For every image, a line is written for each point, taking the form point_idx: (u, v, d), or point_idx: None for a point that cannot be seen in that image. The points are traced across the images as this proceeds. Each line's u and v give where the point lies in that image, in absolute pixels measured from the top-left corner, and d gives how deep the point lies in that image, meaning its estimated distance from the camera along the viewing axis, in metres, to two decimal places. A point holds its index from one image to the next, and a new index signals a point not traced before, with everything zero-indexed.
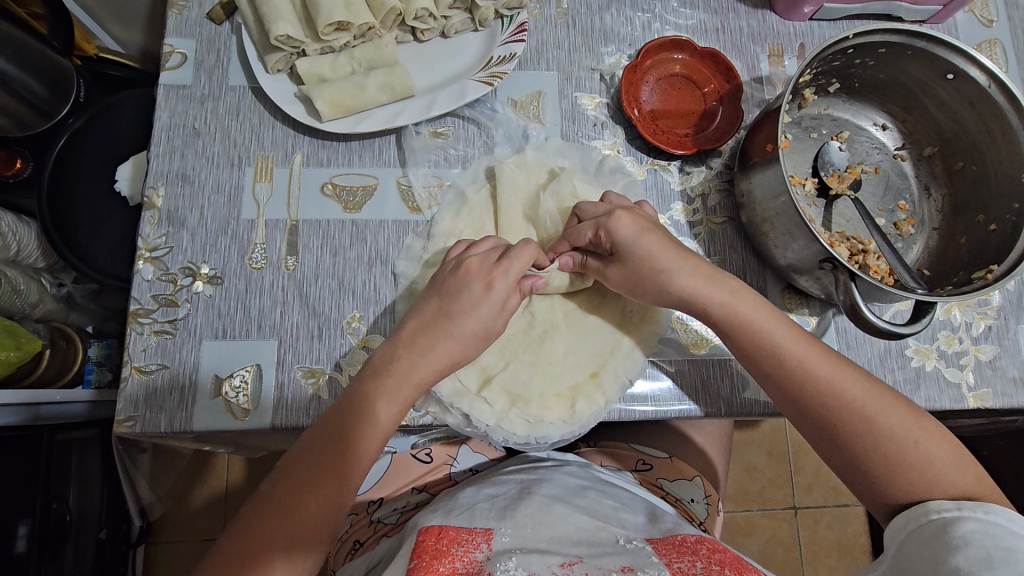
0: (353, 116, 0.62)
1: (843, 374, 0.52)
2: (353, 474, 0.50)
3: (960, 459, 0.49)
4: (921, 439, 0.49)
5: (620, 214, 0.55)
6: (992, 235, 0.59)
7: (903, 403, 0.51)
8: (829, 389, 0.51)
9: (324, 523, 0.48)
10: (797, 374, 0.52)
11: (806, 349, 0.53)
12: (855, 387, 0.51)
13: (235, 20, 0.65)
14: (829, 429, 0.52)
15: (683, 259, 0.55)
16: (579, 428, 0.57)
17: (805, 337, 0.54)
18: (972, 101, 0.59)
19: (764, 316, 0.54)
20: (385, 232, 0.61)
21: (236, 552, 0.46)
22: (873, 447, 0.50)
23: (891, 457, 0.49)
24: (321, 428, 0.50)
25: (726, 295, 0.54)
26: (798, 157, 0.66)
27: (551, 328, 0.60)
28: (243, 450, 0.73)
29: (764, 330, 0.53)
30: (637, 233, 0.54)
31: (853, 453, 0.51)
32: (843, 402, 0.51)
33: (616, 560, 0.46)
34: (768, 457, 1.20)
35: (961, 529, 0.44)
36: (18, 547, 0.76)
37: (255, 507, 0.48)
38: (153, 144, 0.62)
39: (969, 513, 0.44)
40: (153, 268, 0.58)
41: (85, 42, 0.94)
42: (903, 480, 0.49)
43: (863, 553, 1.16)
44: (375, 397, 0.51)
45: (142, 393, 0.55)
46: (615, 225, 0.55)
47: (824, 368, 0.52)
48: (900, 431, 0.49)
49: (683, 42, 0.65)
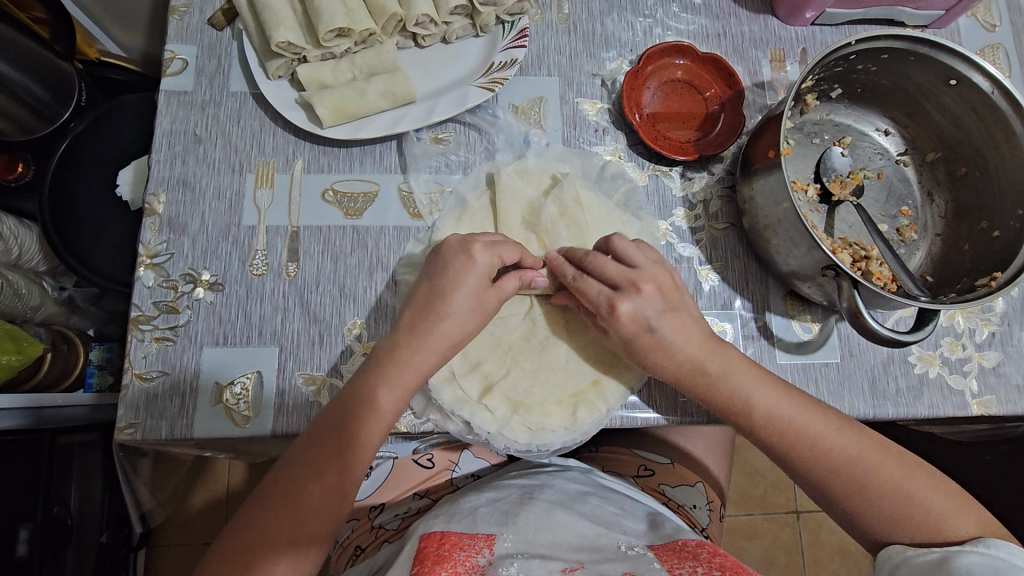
0: (354, 122, 0.62)
1: (837, 438, 0.52)
2: (358, 457, 0.50)
3: (955, 497, 0.50)
4: (912, 488, 0.50)
5: (623, 306, 0.53)
6: (996, 241, 0.59)
7: (893, 455, 0.52)
8: (812, 444, 0.52)
9: (329, 509, 0.49)
10: (786, 437, 0.53)
11: (795, 409, 0.53)
12: (844, 443, 0.52)
13: (236, 25, 0.65)
14: (826, 488, 0.52)
15: (684, 340, 0.54)
16: (581, 435, 0.57)
17: (792, 393, 0.54)
18: (974, 107, 0.59)
19: (753, 376, 0.54)
20: (385, 239, 0.61)
21: (244, 542, 0.47)
22: (867, 499, 0.51)
23: (884, 506, 0.50)
24: (326, 418, 0.51)
25: (716, 368, 0.54)
26: (800, 163, 0.66)
27: (552, 335, 0.60)
28: (244, 454, 0.69)
29: (754, 400, 0.53)
30: (638, 329, 0.54)
31: (847, 506, 0.52)
32: (835, 464, 0.52)
33: (617, 566, 0.45)
34: (771, 461, 1.20)
35: (962, 559, 0.46)
36: (19, 550, 0.76)
37: (261, 498, 0.49)
38: (155, 150, 0.62)
39: (971, 546, 0.46)
40: (154, 274, 0.58)
41: (88, 48, 0.95)
42: (903, 532, 0.50)
43: (866, 558, 1.16)
44: (378, 383, 0.51)
45: (143, 400, 0.55)
46: (615, 323, 0.54)
47: (817, 434, 0.52)
48: (892, 483, 0.51)
49: (685, 48, 0.65)
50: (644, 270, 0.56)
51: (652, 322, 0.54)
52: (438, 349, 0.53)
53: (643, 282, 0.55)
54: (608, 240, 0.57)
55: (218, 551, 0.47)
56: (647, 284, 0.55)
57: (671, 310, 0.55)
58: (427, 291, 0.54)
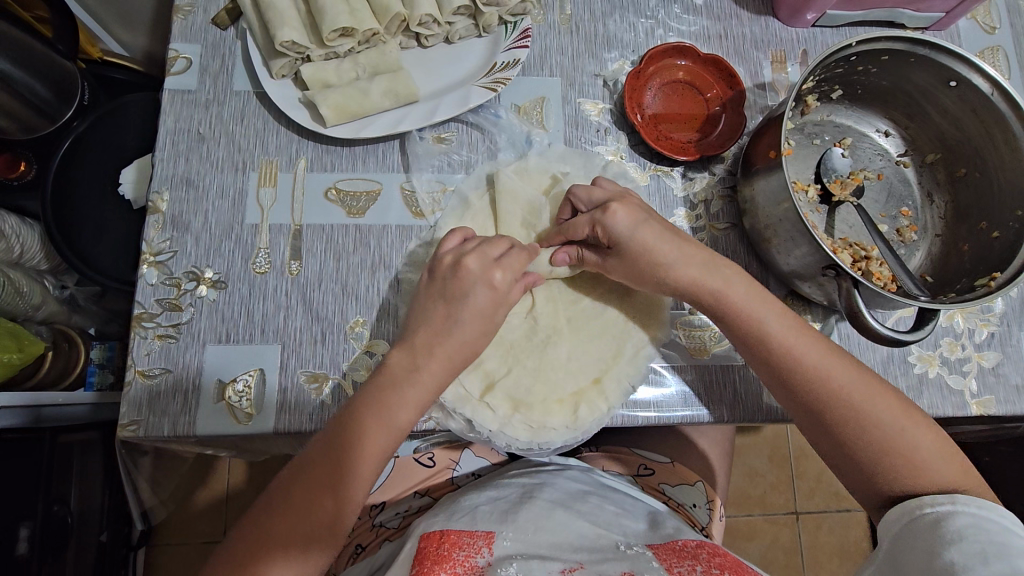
0: (357, 122, 0.62)
1: (840, 363, 0.52)
2: (367, 470, 0.50)
3: (945, 449, 0.50)
4: (905, 426, 0.50)
5: (616, 206, 0.55)
6: (995, 242, 0.59)
7: (892, 391, 0.52)
8: (815, 371, 0.52)
9: (338, 521, 0.49)
10: (790, 360, 0.52)
11: (801, 336, 0.53)
12: (846, 373, 0.52)
13: (240, 25, 0.65)
14: (823, 419, 0.52)
15: (691, 255, 0.55)
16: (582, 434, 0.57)
17: (798, 322, 0.54)
18: (974, 108, 0.59)
19: (759, 299, 0.54)
20: (388, 237, 0.62)
21: (253, 545, 0.48)
22: (861, 433, 0.51)
23: (876, 440, 0.50)
24: (335, 429, 0.50)
25: (723, 284, 0.54)
26: (801, 163, 0.66)
27: (553, 334, 0.60)
28: (244, 454, 0.71)
29: (761, 319, 0.53)
30: (635, 226, 0.54)
31: (840, 436, 0.52)
32: (836, 388, 0.51)
33: (616, 565, 0.46)
34: (770, 461, 1.20)
35: (954, 523, 0.44)
36: (19, 548, 0.76)
37: (270, 502, 0.50)
38: (159, 149, 0.62)
39: (963, 508, 0.45)
40: (158, 272, 0.59)
41: (90, 46, 0.95)
42: (891, 470, 0.50)
43: (865, 559, 1.16)
44: (392, 405, 0.50)
45: (146, 397, 0.55)
46: (612, 222, 0.54)
47: (819, 357, 0.52)
48: (889, 420, 0.50)
49: (687, 49, 0.65)
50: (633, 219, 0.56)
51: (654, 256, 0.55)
52: (445, 356, 0.52)
53: (630, 197, 0.57)
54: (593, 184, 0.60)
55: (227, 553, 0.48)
56: (633, 198, 0.57)
57: (660, 222, 0.56)
58: (428, 286, 0.55)
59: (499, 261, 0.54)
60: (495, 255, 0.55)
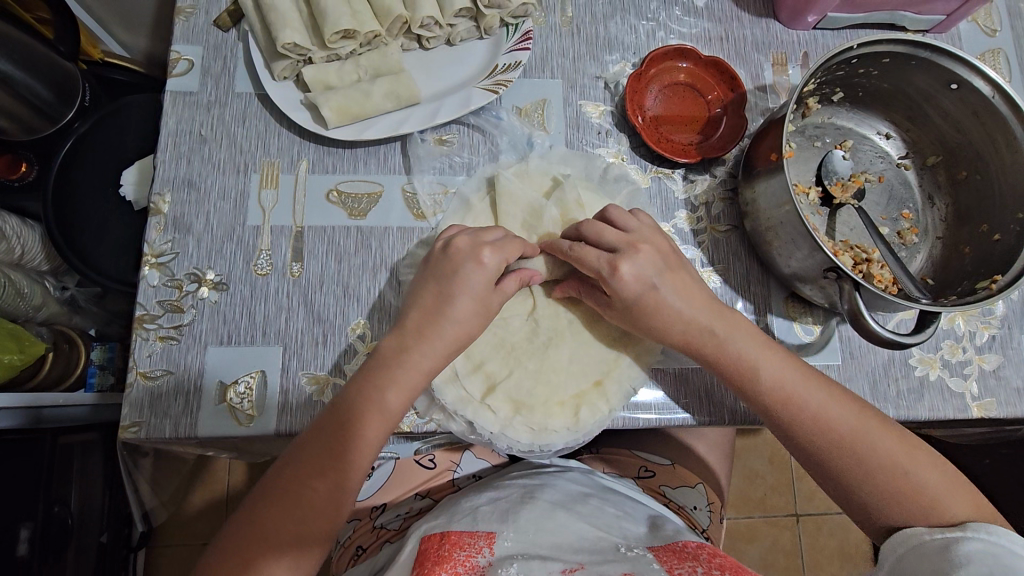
0: (359, 123, 0.62)
1: (836, 403, 0.52)
2: (360, 456, 0.50)
3: (952, 481, 0.50)
4: (909, 465, 0.50)
5: (625, 266, 0.54)
6: (997, 244, 0.59)
7: (892, 428, 0.52)
8: (815, 417, 0.52)
9: (332, 508, 0.49)
10: (790, 408, 0.53)
11: (801, 381, 0.53)
12: (845, 417, 0.52)
13: (242, 27, 0.66)
14: (820, 454, 0.53)
15: (687, 296, 0.55)
16: (583, 436, 0.57)
17: (797, 367, 0.54)
18: (975, 111, 0.59)
19: (757, 344, 0.55)
20: (389, 239, 0.62)
21: (246, 536, 0.48)
22: (865, 475, 0.51)
23: (882, 482, 0.50)
24: (327, 416, 0.51)
25: (722, 330, 0.55)
26: (802, 165, 0.66)
27: (555, 336, 0.60)
28: (245, 455, 0.71)
29: (758, 367, 0.53)
30: (642, 289, 0.54)
31: (845, 480, 0.52)
32: (832, 427, 0.52)
33: (618, 566, 0.46)
34: (771, 463, 1.20)
35: (962, 547, 0.45)
36: (20, 550, 0.76)
37: (264, 492, 0.50)
38: (160, 150, 0.62)
39: (972, 534, 0.45)
40: (159, 274, 0.59)
41: (92, 47, 0.96)
42: (901, 511, 0.50)
43: (865, 561, 1.16)
44: (382, 390, 0.51)
45: (147, 399, 0.55)
46: (618, 284, 0.54)
47: (816, 398, 0.53)
48: (894, 461, 0.50)
49: (688, 51, 0.65)
50: (634, 226, 0.56)
51: (654, 274, 0.55)
52: (444, 350, 0.53)
53: (642, 243, 0.55)
54: (603, 211, 0.59)
55: (222, 545, 0.49)
56: (645, 245, 0.55)
57: (671, 269, 0.56)
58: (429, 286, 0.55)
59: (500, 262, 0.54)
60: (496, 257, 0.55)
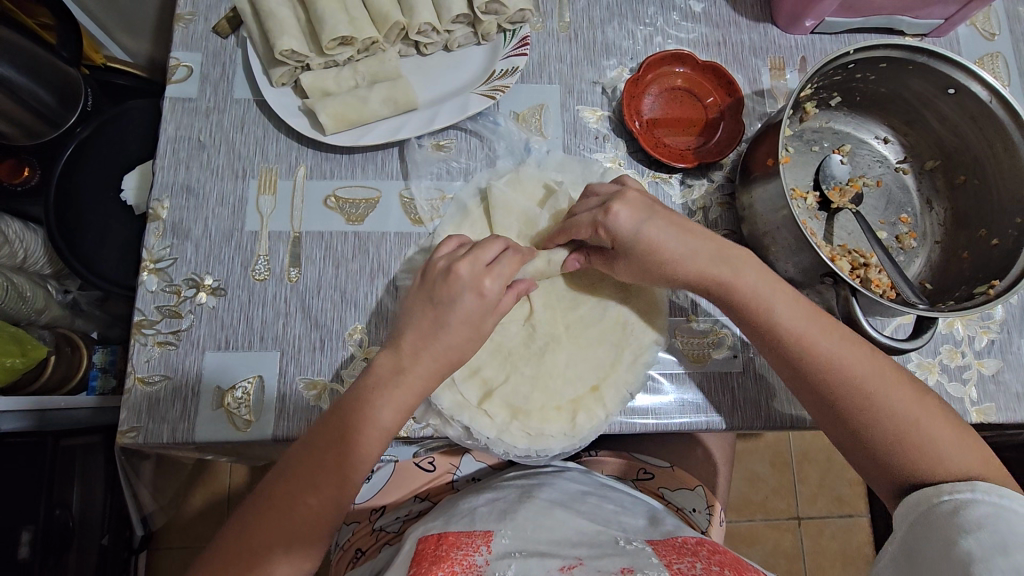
0: (356, 129, 0.62)
1: (832, 337, 0.52)
2: (357, 470, 0.51)
3: (966, 439, 0.50)
4: (918, 416, 0.50)
5: (617, 206, 0.54)
6: (994, 250, 0.59)
7: (905, 378, 0.52)
8: (828, 357, 0.52)
9: (324, 520, 0.49)
10: (803, 347, 0.52)
11: (808, 317, 0.53)
12: (856, 357, 0.52)
13: (241, 33, 0.66)
14: (813, 385, 0.53)
15: None
16: (580, 441, 0.57)
17: (808, 306, 0.54)
18: (973, 116, 0.59)
19: (773, 285, 0.54)
20: (387, 244, 0.62)
21: (236, 546, 0.48)
22: (868, 418, 0.51)
23: (891, 428, 0.50)
24: (321, 426, 0.51)
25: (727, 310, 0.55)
26: (799, 170, 0.66)
27: (552, 342, 0.60)
28: (244, 460, 0.71)
29: (772, 305, 0.53)
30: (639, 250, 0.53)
31: (851, 423, 0.52)
32: (826, 360, 0.52)
33: (616, 562, 0.45)
34: (772, 467, 1.19)
35: (974, 510, 0.44)
36: (21, 553, 0.76)
37: (255, 501, 0.50)
38: (159, 156, 0.62)
39: (982, 497, 0.45)
40: (158, 279, 0.59)
41: (94, 52, 0.96)
42: (908, 457, 0.50)
43: (868, 565, 1.15)
44: (375, 402, 0.51)
45: (145, 403, 0.55)
46: (614, 224, 0.54)
47: (811, 326, 0.52)
48: (902, 409, 0.50)
49: (685, 57, 0.66)
50: None
51: None
52: (436, 357, 0.53)
53: None
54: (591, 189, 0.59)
55: (211, 556, 0.48)
56: (631, 191, 0.56)
57: (664, 213, 0.55)
58: (422, 286, 0.55)
59: (490, 266, 0.54)
60: (487, 260, 0.54)
